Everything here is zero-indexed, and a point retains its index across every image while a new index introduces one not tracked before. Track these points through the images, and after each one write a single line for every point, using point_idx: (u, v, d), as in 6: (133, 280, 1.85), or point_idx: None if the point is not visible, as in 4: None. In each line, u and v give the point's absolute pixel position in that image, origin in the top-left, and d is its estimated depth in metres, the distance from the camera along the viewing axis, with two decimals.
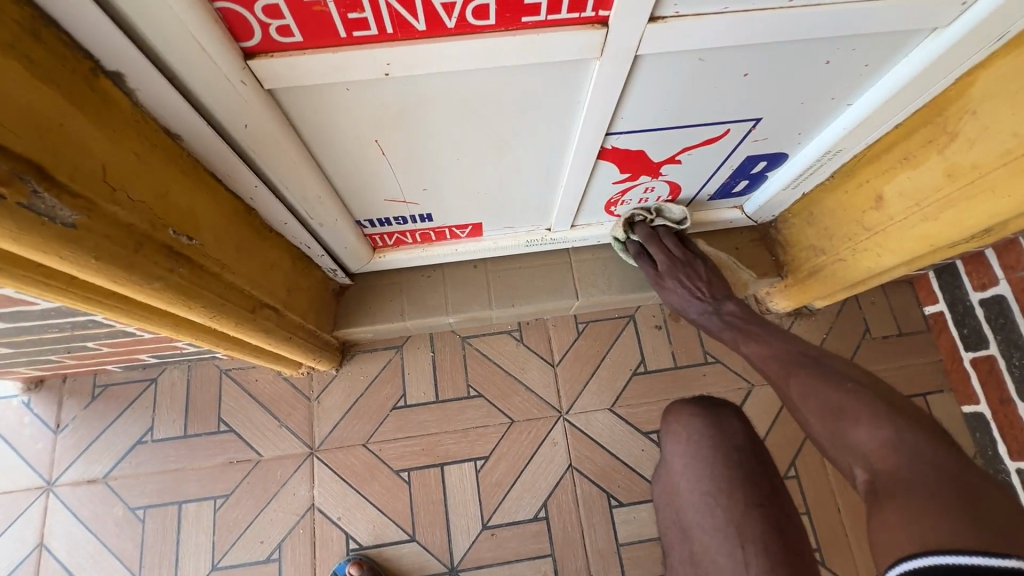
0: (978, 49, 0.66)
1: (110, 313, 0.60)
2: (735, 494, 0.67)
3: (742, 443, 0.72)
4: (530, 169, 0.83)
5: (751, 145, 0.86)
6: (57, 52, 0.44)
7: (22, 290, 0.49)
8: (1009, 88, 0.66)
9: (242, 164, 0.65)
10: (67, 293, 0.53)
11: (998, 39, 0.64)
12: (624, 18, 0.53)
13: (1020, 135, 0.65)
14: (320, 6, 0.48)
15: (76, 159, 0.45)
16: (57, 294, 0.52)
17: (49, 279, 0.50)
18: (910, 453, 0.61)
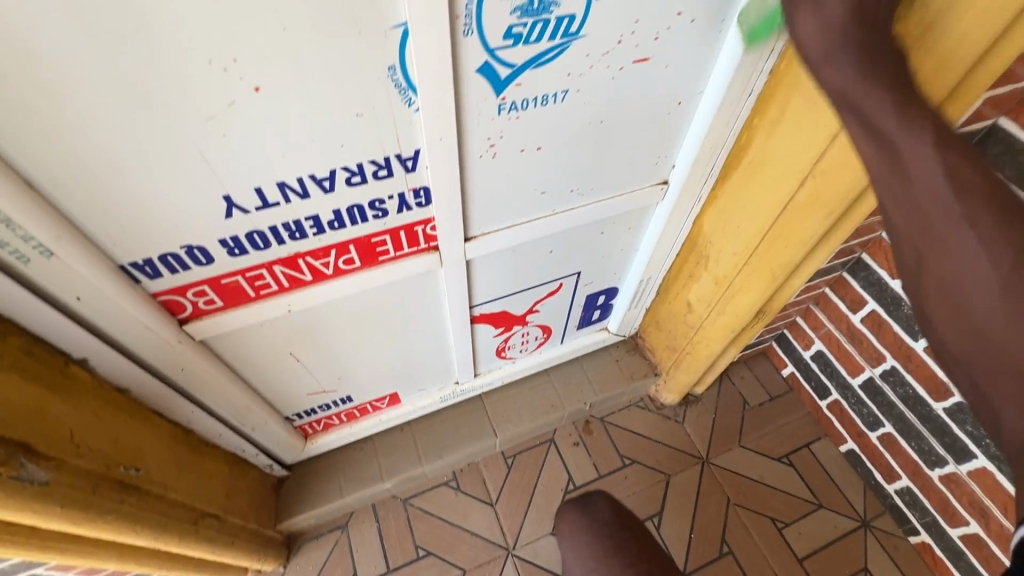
0: (694, 207, 0.99)
1: (65, 556, 0.68)
2: (611, 562, 0.80)
3: (609, 518, 0.86)
4: (422, 343, 1.04)
5: (586, 288, 1.14)
6: (44, 358, 0.62)
7: None
8: (720, 226, 0.98)
9: (181, 397, 0.81)
10: (29, 545, 0.62)
11: (699, 199, 0.97)
12: (448, 243, 0.80)
13: (738, 253, 0.97)
14: (234, 282, 0.70)
15: (50, 430, 0.61)
16: (20, 547, 0.61)
17: (17, 533, 0.61)
18: None
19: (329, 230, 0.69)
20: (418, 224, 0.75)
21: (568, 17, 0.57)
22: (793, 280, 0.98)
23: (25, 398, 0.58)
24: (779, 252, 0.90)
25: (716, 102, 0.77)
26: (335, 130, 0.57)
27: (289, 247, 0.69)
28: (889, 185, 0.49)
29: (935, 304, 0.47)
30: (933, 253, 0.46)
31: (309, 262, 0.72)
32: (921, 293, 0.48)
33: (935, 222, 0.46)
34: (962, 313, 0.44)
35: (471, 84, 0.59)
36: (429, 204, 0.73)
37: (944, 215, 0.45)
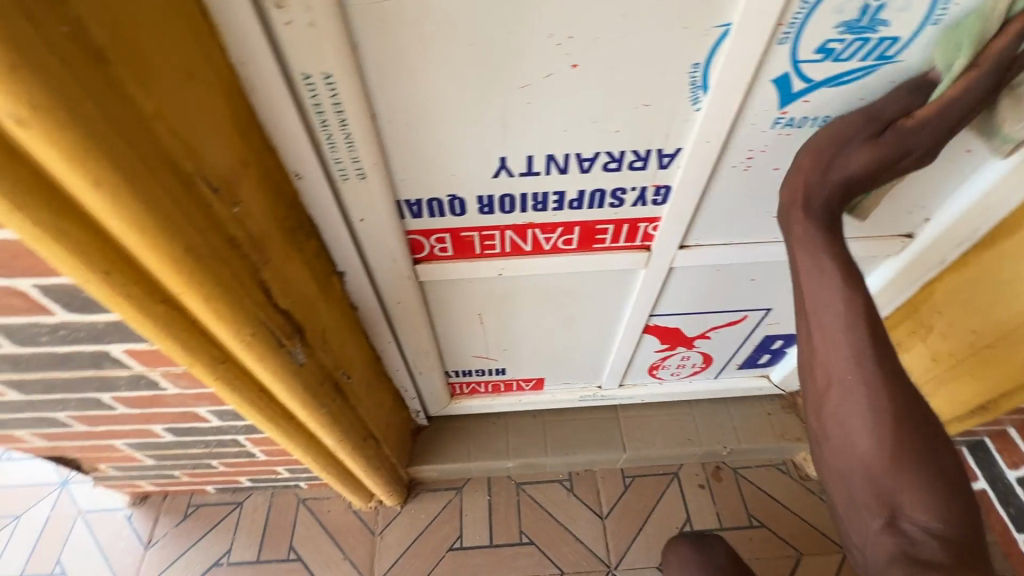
0: (928, 273, 0.88)
1: (277, 421, 0.82)
2: None
3: None
4: (590, 338, 1.06)
5: (767, 327, 1.07)
6: (327, 265, 0.74)
7: (242, 395, 0.73)
8: (959, 299, 0.86)
9: (387, 327, 0.92)
10: (262, 400, 0.76)
11: (941, 262, 0.85)
12: (662, 245, 0.81)
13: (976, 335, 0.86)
14: (470, 238, 0.77)
15: (318, 326, 0.72)
16: (257, 399, 0.76)
17: (259, 387, 0.75)
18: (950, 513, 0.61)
19: (567, 208, 0.73)
20: (644, 221, 0.77)
21: (891, 40, 0.54)
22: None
23: (312, 294, 0.69)
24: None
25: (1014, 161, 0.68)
26: (619, 116, 0.61)
27: (528, 216, 0.74)
28: (813, 363, 0.67)
29: (870, 439, 0.63)
30: (855, 408, 0.64)
31: (536, 234, 0.77)
32: (858, 423, 0.63)
33: (838, 375, 0.65)
34: (888, 454, 0.62)
35: (760, 92, 0.59)
36: (664, 204, 0.73)
37: (841, 395, 0.64)
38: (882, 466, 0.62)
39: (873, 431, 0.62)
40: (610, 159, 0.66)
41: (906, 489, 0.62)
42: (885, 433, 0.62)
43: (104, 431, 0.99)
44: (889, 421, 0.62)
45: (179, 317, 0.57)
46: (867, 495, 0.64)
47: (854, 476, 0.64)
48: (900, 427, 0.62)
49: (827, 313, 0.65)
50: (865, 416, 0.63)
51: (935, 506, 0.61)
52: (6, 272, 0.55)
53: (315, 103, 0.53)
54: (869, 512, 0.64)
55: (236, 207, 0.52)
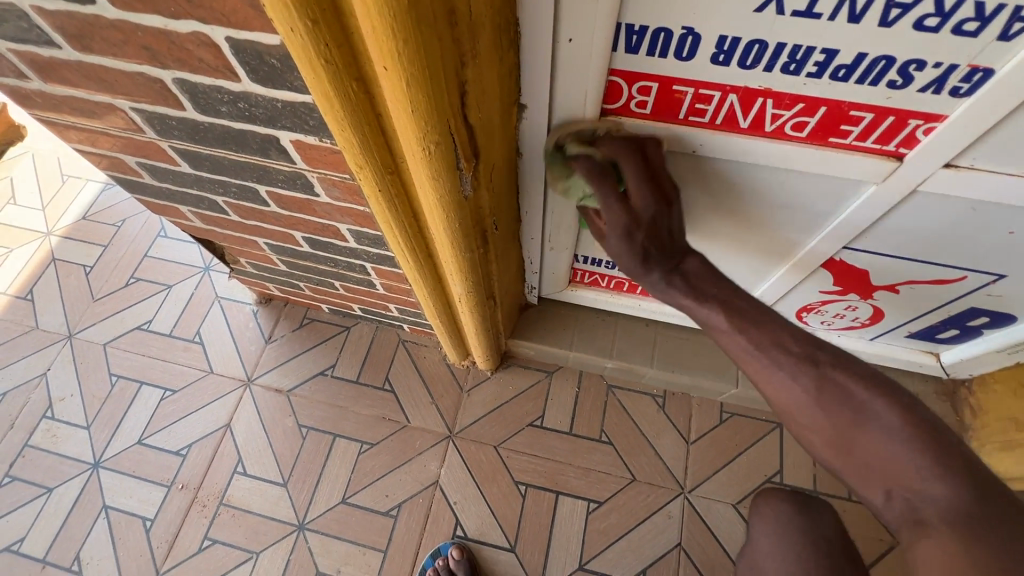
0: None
1: (416, 257, 0.80)
2: (810, 559, 0.83)
3: (832, 534, 0.87)
4: (751, 255, 0.92)
5: (980, 298, 0.87)
6: (511, 92, 0.64)
7: (396, 219, 0.69)
8: None
9: (541, 186, 0.84)
10: (410, 229, 0.73)
11: None
12: (922, 158, 0.62)
13: None
14: (681, 94, 0.63)
15: (490, 159, 0.65)
16: (406, 228, 0.72)
17: (410, 215, 0.71)
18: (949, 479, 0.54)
19: (827, 78, 0.56)
20: (917, 117, 0.58)
21: None
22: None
23: (495, 119, 0.61)
24: None
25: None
26: None
27: (770, 77, 0.58)
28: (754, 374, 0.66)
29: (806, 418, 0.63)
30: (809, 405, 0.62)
31: (767, 107, 0.61)
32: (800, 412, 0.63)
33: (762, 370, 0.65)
34: (836, 429, 0.61)
35: None
36: (966, 96, 0.54)
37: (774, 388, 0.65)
38: (842, 443, 0.61)
39: (815, 418, 0.62)
40: (933, 13, 0.47)
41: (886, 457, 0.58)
42: (833, 419, 0.61)
43: (251, 227, 1.04)
44: (829, 408, 0.61)
45: (365, 103, 0.51)
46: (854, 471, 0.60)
47: (823, 448, 0.63)
48: (835, 402, 0.61)
49: (721, 335, 0.67)
50: (815, 411, 0.62)
51: (942, 465, 0.55)
52: (204, 14, 0.51)
53: None
54: (869, 483, 0.59)
55: None
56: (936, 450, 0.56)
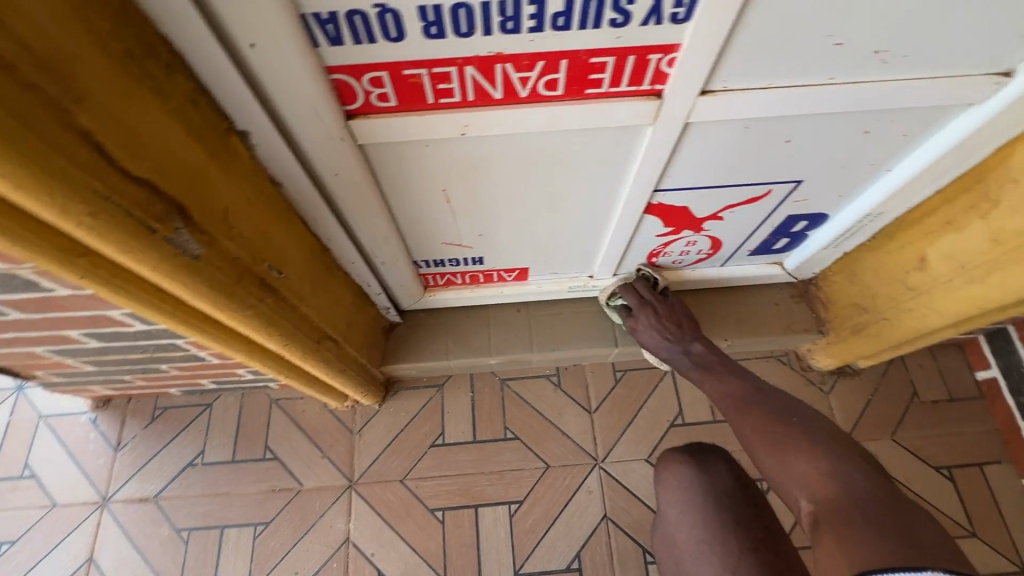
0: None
1: (200, 333, 0.67)
2: (714, 519, 0.85)
3: (728, 485, 0.89)
4: (578, 221, 0.89)
5: (792, 206, 0.90)
6: (209, 117, 0.52)
7: (135, 307, 0.56)
8: None
9: (327, 209, 0.73)
10: (168, 310, 0.60)
11: None
12: (678, 90, 0.60)
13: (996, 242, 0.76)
14: (416, 78, 0.55)
15: (210, 202, 0.53)
16: (161, 311, 0.59)
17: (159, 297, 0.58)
18: (847, 488, 0.69)
19: (552, 31, 0.51)
20: (656, 51, 0.55)
21: None
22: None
23: (189, 155, 0.50)
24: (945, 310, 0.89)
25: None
26: None
27: (495, 41, 0.52)
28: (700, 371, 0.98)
29: (752, 436, 0.81)
30: (755, 421, 0.82)
31: (508, 71, 0.55)
32: (742, 431, 0.83)
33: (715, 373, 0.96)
34: (776, 444, 0.77)
35: None
36: (687, 21, 0.51)
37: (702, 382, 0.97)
38: (778, 460, 0.76)
39: (751, 433, 0.81)
40: None
41: (808, 474, 0.72)
42: (774, 440, 0.78)
43: (12, 339, 0.85)
44: (767, 424, 0.80)
45: None
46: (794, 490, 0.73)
47: (772, 470, 0.77)
48: (760, 426, 0.81)
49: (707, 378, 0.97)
50: (751, 429, 0.81)
51: (828, 474, 0.71)
52: None
53: None
54: (791, 497, 0.74)
55: None
56: (837, 463, 0.72)
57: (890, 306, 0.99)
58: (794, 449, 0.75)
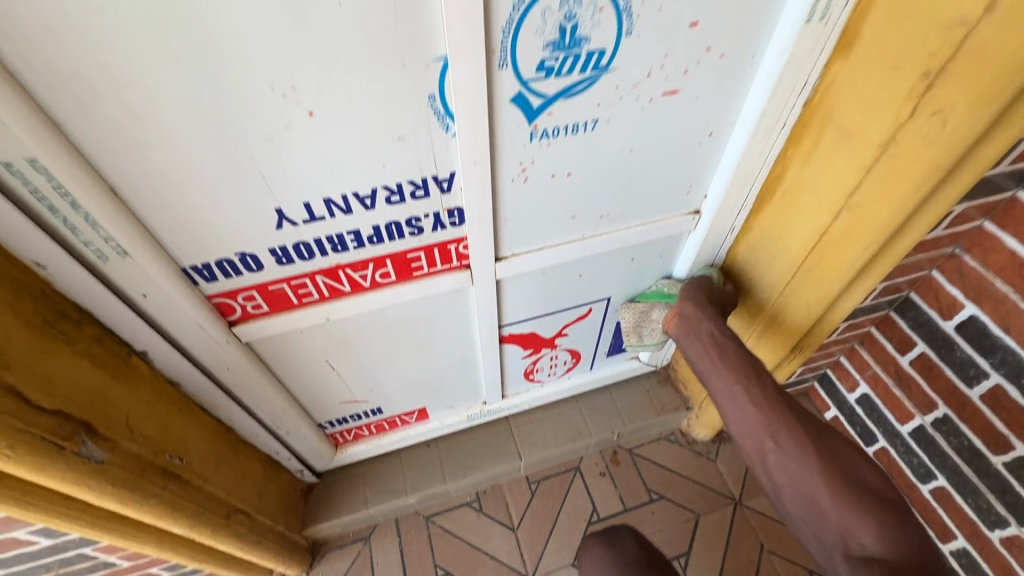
0: (738, 219, 0.93)
1: (106, 535, 0.73)
2: None
3: (636, 555, 0.88)
4: (450, 361, 1.07)
5: (616, 315, 1.15)
6: (112, 349, 0.67)
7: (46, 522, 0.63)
8: (757, 258, 0.95)
9: (224, 395, 0.87)
10: (77, 518, 0.67)
11: (746, 202, 0.90)
12: (478, 262, 0.83)
13: (752, 313, 1.02)
14: (280, 289, 0.75)
15: (112, 413, 0.66)
16: (70, 520, 0.66)
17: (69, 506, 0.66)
18: (901, 545, 0.62)
19: (371, 245, 0.74)
20: (451, 242, 0.79)
21: (597, 52, 0.61)
22: (830, 315, 0.94)
23: (95, 381, 0.64)
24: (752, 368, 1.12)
25: (759, 111, 0.73)
26: (378, 153, 0.63)
27: (331, 258, 0.73)
28: (741, 379, 0.80)
29: (779, 466, 0.72)
30: (785, 452, 0.72)
31: (349, 273, 0.77)
32: (772, 461, 0.74)
33: (721, 370, 0.82)
34: (796, 469, 0.71)
35: (504, 112, 0.63)
36: (462, 223, 0.76)
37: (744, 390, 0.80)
38: (814, 495, 0.69)
39: (777, 461, 0.73)
40: (392, 193, 0.68)
41: (832, 505, 0.67)
42: (767, 452, 0.75)
43: None
44: (796, 454, 0.71)
45: None
46: (813, 524, 0.68)
47: (801, 506, 0.70)
48: (794, 450, 0.72)
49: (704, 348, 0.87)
50: (777, 458, 0.73)
51: (874, 522, 0.63)
52: None
53: (32, 191, 0.51)
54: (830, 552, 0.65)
55: None
56: (856, 489, 0.67)
57: None
58: (845, 495, 0.66)
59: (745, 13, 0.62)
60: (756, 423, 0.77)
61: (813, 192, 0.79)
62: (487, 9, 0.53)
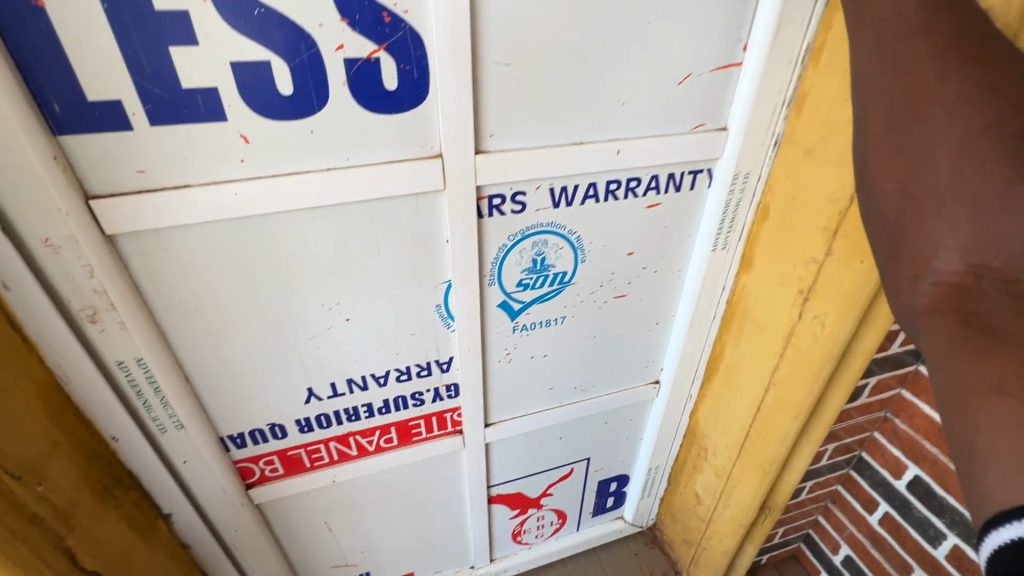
0: (693, 388, 1.10)
1: None
2: None
3: None
4: (442, 522, 1.12)
5: (597, 473, 1.23)
6: (146, 512, 0.77)
7: None
8: (715, 421, 1.09)
9: (224, 556, 0.92)
10: None
11: (697, 374, 1.07)
12: (470, 427, 0.96)
13: (719, 473, 1.12)
14: (297, 454, 0.87)
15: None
16: None
17: None
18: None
19: (379, 414, 0.87)
20: (447, 410, 0.92)
21: (563, 271, 0.82)
22: (788, 474, 1.05)
23: (128, 545, 0.72)
24: (723, 529, 1.17)
25: (691, 307, 0.95)
26: (395, 345, 0.80)
27: (345, 426, 0.86)
28: (851, 28, 0.52)
29: (874, 136, 0.48)
30: (898, 110, 0.46)
31: (358, 439, 0.89)
32: (868, 132, 0.49)
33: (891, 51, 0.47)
34: (917, 131, 0.44)
35: (493, 313, 0.83)
36: (458, 396, 0.91)
37: (888, 12, 0.48)
38: (915, 160, 0.44)
39: (878, 139, 0.47)
40: (402, 374, 0.84)
41: (943, 198, 0.41)
42: (865, 134, 0.49)
43: None
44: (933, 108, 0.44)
45: None
46: (885, 236, 0.46)
47: (890, 208, 0.45)
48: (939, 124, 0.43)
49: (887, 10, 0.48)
50: (877, 131, 0.47)
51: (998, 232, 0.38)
52: None
53: (131, 381, 0.66)
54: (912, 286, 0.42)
55: (38, 486, 0.58)
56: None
57: (700, 536, 1.26)
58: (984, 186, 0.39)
59: (667, 245, 0.86)
60: (868, 92, 0.50)
61: (744, 366, 0.96)
62: (481, 250, 0.75)
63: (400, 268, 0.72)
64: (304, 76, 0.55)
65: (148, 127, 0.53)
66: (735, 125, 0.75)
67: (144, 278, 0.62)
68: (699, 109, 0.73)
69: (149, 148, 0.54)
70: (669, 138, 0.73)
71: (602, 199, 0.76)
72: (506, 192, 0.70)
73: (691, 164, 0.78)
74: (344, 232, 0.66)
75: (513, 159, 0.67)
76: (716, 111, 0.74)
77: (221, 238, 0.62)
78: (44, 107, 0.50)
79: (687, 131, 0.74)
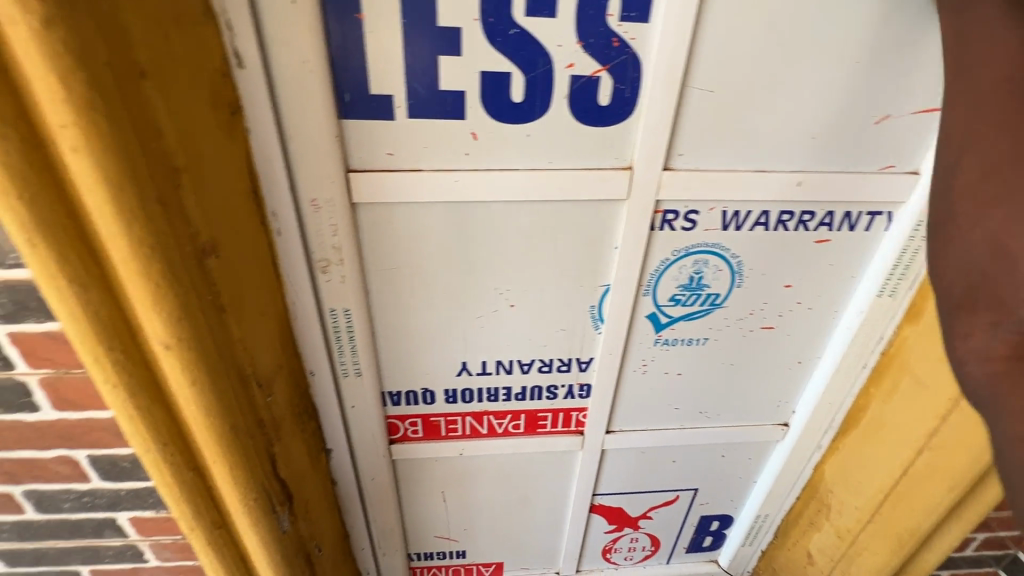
0: (825, 438, 1.04)
1: None
2: None
3: None
4: (542, 519, 1.16)
5: (701, 507, 1.20)
6: (317, 443, 0.90)
7: (208, 555, 0.79)
8: (844, 477, 1.03)
9: (357, 500, 1.04)
10: (237, 565, 0.83)
11: (831, 426, 1.02)
12: (593, 428, 1.00)
13: (841, 536, 1.05)
14: (437, 421, 0.96)
15: (303, 494, 0.86)
16: (233, 562, 0.82)
17: (236, 553, 0.82)
18: None
19: (515, 399, 0.94)
20: (575, 409, 0.97)
21: (716, 292, 0.84)
22: (926, 553, 0.97)
23: (303, 467, 0.85)
24: None
25: (841, 352, 0.92)
26: (546, 337, 0.86)
27: (484, 404, 0.94)
28: None
29: None
30: None
31: (491, 419, 0.96)
32: None
33: None
34: None
35: (641, 323, 0.86)
36: (588, 397, 0.95)
37: None
38: None
39: None
40: (544, 364, 0.90)
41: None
42: None
43: None
44: None
45: (200, 481, 0.71)
46: None
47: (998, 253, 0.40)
48: None
49: None
50: None
51: None
52: (74, 444, 0.72)
53: (336, 327, 0.79)
54: None
55: (267, 397, 0.72)
56: None
57: None
58: None
59: (827, 282, 0.85)
60: None
61: (891, 425, 0.91)
62: (645, 260, 0.79)
63: (569, 266, 0.79)
64: (535, 87, 0.64)
65: (406, 118, 0.65)
66: (929, 170, 0.73)
67: (367, 243, 0.74)
68: (891, 150, 0.72)
69: (401, 136, 0.66)
70: (853, 175, 0.73)
71: (772, 227, 0.78)
72: (680, 209, 0.75)
73: (870, 205, 0.77)
74: (531, 225, 0.74)
75: (697, 178, 0.71)
76: (910, 155, 0.73)
77: (433, 218, 0.72)
78: (339, 96, 0.62)
79: (875, 172, 0.74)
